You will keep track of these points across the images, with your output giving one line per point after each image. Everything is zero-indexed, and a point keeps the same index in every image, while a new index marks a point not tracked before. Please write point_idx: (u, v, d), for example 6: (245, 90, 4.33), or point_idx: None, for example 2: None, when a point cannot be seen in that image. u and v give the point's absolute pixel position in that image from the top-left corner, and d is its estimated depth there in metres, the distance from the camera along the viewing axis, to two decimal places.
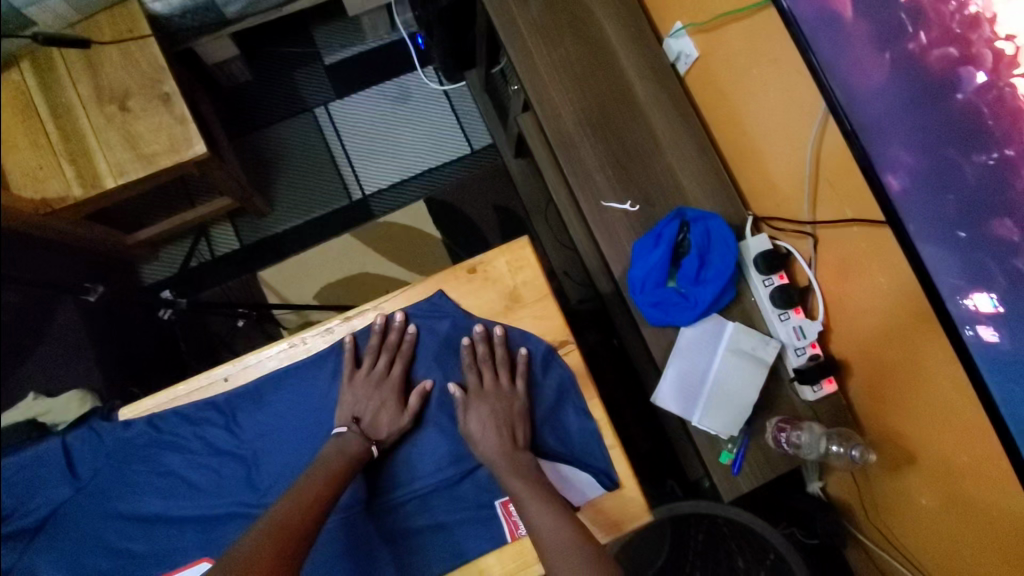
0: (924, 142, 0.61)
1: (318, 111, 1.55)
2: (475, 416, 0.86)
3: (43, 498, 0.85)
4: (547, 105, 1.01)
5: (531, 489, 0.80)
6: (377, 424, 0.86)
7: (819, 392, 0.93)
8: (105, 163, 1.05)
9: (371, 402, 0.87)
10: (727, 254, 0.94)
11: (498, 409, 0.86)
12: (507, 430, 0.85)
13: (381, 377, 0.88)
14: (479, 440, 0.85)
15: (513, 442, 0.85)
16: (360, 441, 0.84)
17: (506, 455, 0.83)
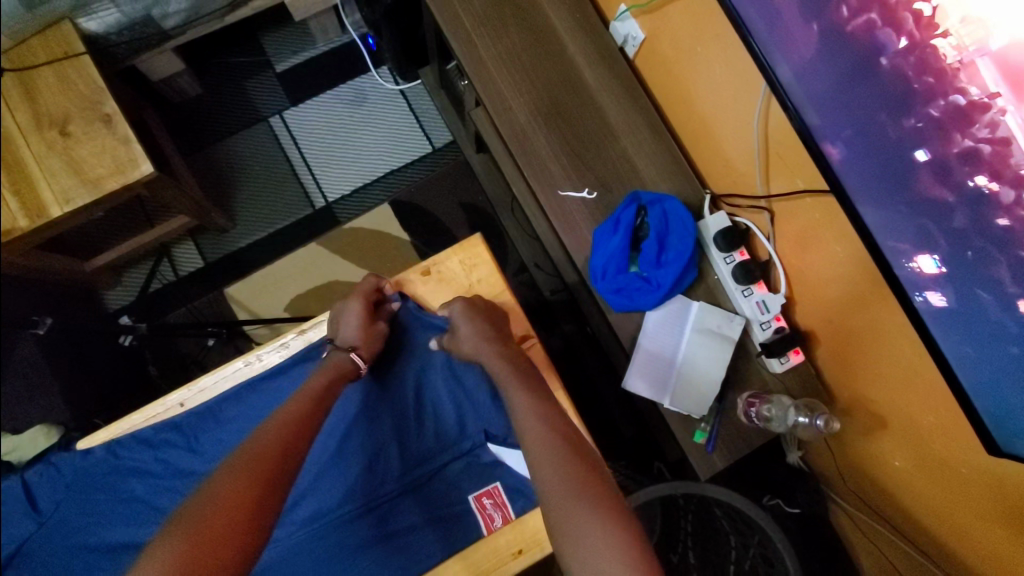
0: (856, 109, 0.62)
1: (273, 120, 1.52)
2: (458, 320, 0.85)
3: (9, 533, 0.84)
4: (496, 97, 1.00)
5: (518, 381, 0.79)
6: (351, 332, 0.86)
7: (786, 364, 0.94)
8: (50, 191, 1.02)
9: (345, 314, 0.87)
10: (686, 234, 0.93)
11: (477, 306, 0.87)
12: (496, 330, 0.86)
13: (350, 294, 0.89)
14: (463, 336, 0.85)
15: (501, 335, 0.85)
16: (340, 352, 0.84)
17: (494, 350, 0.83)
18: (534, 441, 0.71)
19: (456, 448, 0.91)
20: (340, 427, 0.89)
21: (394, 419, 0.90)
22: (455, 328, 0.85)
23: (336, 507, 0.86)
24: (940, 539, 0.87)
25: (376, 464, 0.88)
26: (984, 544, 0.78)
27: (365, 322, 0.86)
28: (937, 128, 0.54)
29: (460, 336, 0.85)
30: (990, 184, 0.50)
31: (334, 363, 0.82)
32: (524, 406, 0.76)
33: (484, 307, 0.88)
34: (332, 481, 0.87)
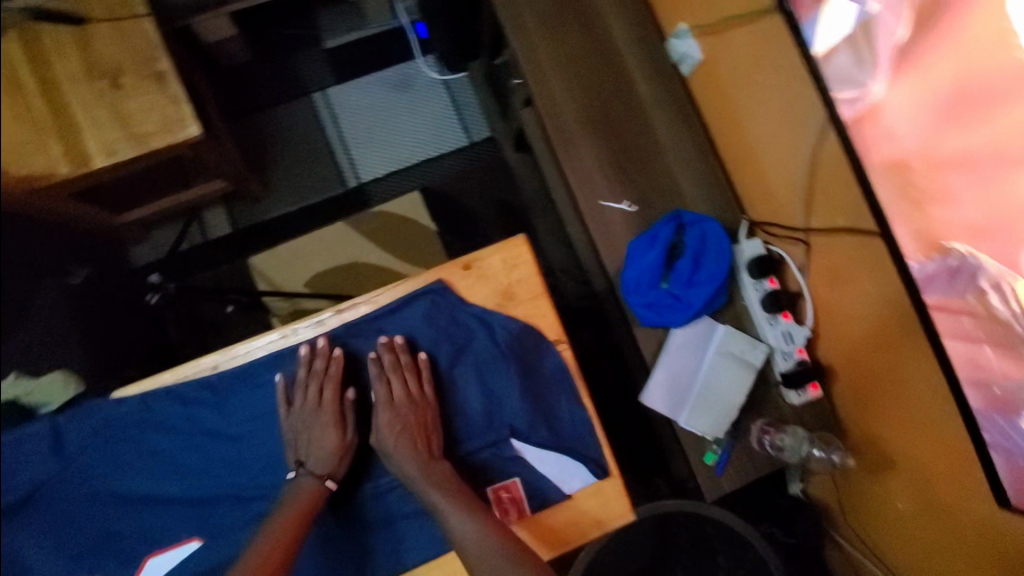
0: (997, 135, 0.52)
1: (316, 96, 1.53)
2: (385, 430, 0.69)
3: (22, 477, 0.70)
4: (548, 100, 1.01)
5: (451, 494, 0.67)
6: (324, 454, 0.71)
7: (804, 396, 0.94)
8: (94, 141, 1.03)
9: (315, 436, 0.71)
10: (721, 257, 0.94)
11: (407, 416, 0.70)
12: (421, 444, 0.69)
13: (317, 402, 0.72)
14: (395, 454, 0.69)
15: (430, 449, 0.70)
16: (314, 481, 0.70)
17: (420, 466, 0.68)
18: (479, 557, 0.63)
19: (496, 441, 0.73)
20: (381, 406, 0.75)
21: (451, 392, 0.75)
22: (387, 449, 0.69)
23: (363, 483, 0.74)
24: None
25: None
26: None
27: (336, 442, 0.72)
28: None
29: (390, 454, 0.69)
30: None
31: (311, 499, 0.69)
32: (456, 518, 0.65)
33: (407, 404, 0.70)
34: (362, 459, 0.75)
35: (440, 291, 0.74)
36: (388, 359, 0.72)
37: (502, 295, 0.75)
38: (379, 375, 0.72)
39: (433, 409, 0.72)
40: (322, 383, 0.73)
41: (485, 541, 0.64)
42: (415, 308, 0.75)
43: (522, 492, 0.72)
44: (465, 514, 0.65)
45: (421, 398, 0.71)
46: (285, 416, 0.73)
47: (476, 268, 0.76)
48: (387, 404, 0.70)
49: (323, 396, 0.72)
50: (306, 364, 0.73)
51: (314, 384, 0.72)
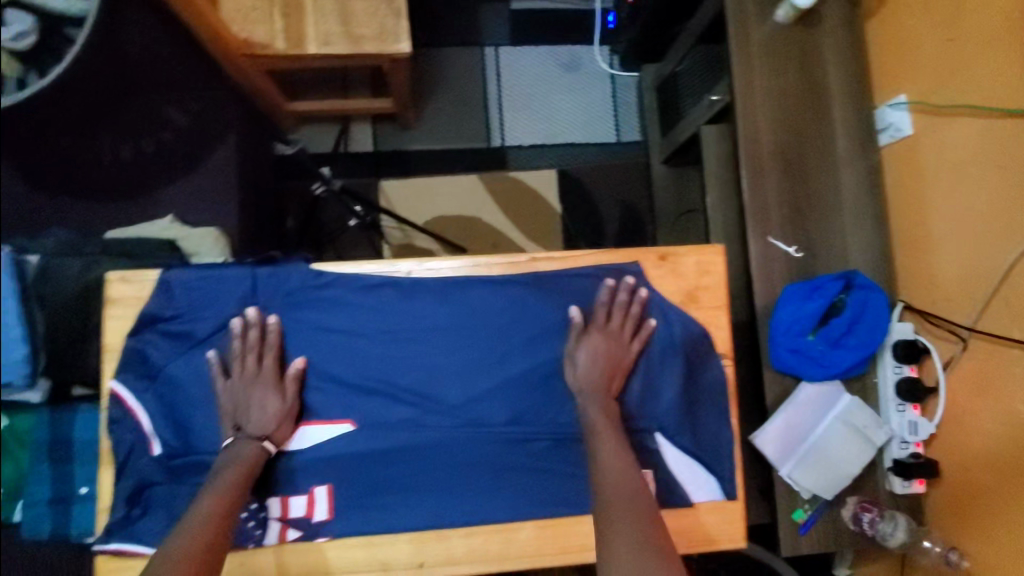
0: None
1: (487, 50, 1.56)
2: (585, 350, 0.71)
3: (214, 312, 0.70)
4: (749, 126, 1.01)
5: (612, 431, 0.68)
6: (264, 418, 0.67)
7: (908, 488, 0.94)
8: (314, 28, 1.06)
9: (254, 402, 0.67)
10: (876, 330, 0.93)
11: (612, 351, 0.71)
12: (608, 378, 0.71)
13: (254, 370, 0.68)
14: (582, 370, 0.71)
15: (614, 387, 0.71)
16: (253, 445, 0.65)
17: (597, 395, 0.70)
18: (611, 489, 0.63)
19: (635, 423, 0.74)
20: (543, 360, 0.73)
21: None
22: (577, 364, 0.71)
23: (503, 423, 0.72)
24: None
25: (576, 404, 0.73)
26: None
27: (278, 407, 0.68)
28: None
29: (578, 369, 0.71)
30: None
31: (251, 464, 0.65)
32: (608, 447, 0.66)
33: (615, 340, 0.72)
34: (514, 400, 0.73)
35: (633, 273, 0.76)
36: (618, 296, 0.74)
37: (686, 296, 0.77)
38: (603, 305, 0.74)
39: (630, 358, 0.73)
40: (259, 353, 0.69)
41: (623, 477, 0.64)
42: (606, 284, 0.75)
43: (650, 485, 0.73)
44: (619, 448, 0.66)
45: (625, 342, 0.73)
46: (219, 385, 0.68)
47: (671, 262, 0.77)
48: (598, 330, 0.72)
49: (262, 365, 0.68)
50: (241, 335, 0.69)
51: (249, 353, 0.68)
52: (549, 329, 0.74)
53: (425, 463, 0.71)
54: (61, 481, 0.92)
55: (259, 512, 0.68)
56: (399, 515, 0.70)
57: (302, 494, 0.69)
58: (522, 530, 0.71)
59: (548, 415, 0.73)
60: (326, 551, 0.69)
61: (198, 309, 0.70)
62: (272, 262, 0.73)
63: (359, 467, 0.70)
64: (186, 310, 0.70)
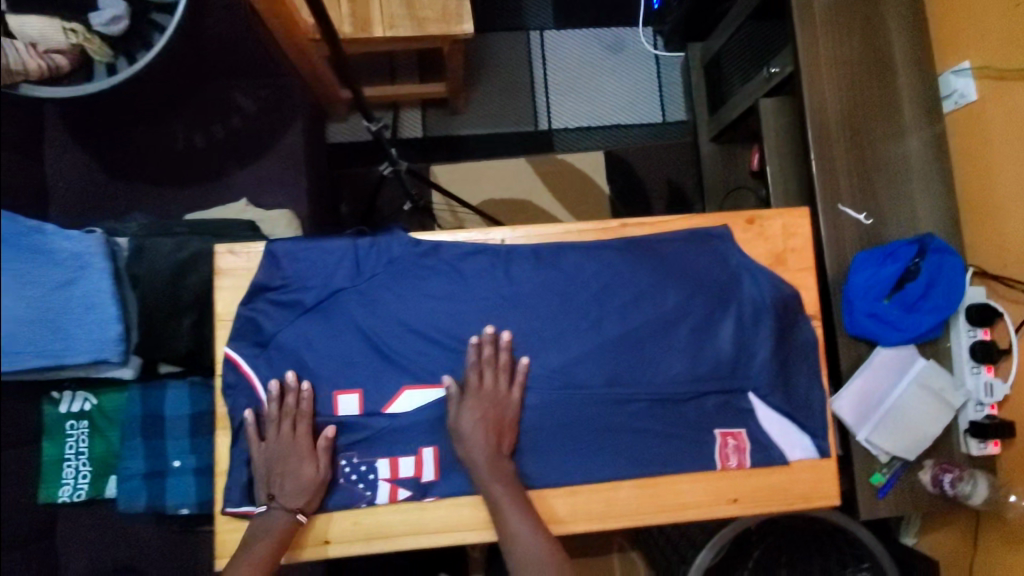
0: None
1: (532, 33, 1.57)
2: (465, 417, 0.69)
3: (321, 280, 0.72)
4: (816, 95, 1.02)
5: (513, 497, 0.68)
6: (297, 490, 0.67)
7: (984, 449, 0.95)
8: (379, 12, 1.07)
9: (288, 471, 0.67)
10: (952, 293, 0.93)
11: (491, 414, 0.70)
12: (495, 437, 0.70)
13: (290, 438, 0.68)
14: (467, 440, 0.69)
15: (501, 446, 0.70)
16: (287, 516, 0.67)
17: (490, 459, 0.69)
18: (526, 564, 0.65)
19: (728, 381, 0.75)
20: (636, 321, 0.75)
21: (709, 326, 0.76)
22: (462, 433, 0.69)
23: (600, 383, 0.74)
24: None
25: (671, 364, 0.75)
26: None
27: (312, 476, 0.68)
28: None
29: (465, 440, 0.69)
30: None
31: (282, 537, 0.66)
32: (513, 521, 0.67)
33: (492, 399, 0.70)
34: (610, 362, 0.74)
35: (722, 236, 0.77)
36: (483, 352, 0.71)
37: (775, 258, 0.78)
38: (472, 365, 0.71)
39: (513, 410, 0.71)
40: (294, 419, 0.69)
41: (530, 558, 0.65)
42: (697, 248, 0.77)
43: (746, 442, 0.75)
44: (524, 518, 0.67)
45: (504, 396, 0.71)
46: (255, 448, 0.68)
47: (758, 226, 0.78)
48: (475, 395, 0.70)
49: (297, 434, 0.68)
50: (276, 400, 0.68)
51: (284, 421, 0.68)
52: (642, 291, 0.76)
53: (525, 422, 0.73)
54: (155, 456, 0.95)
55: (368, 472, 0.70)
56: None
57: (411, 455, 0.70)
58: (622, 489, 0.73)
59: (644, 375, 0.75)
60: (435, 509, 0.71)
61: (305, 278, 0.72)
62: (371, 233, 0.75)
63: None
64: (296, 278, 0.71)
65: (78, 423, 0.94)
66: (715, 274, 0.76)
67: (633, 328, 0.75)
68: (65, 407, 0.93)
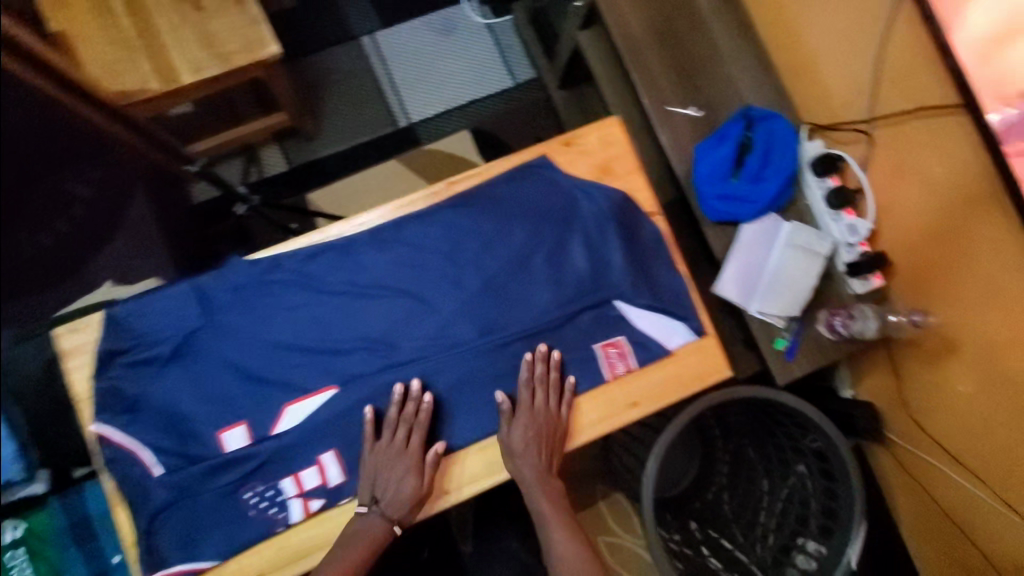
0: None
1: (363, 40, 1.58)
2: (517, 432, 0.73)
3: (172, 328, 0.71)
4: (615, 14, 1.06)
5: (557, 511, 0.72)
6: (403, 499, 0.69)
7: (868, 284, 0.99)
8: (182, 59, 1.08)
9: (393, 480, 0.70)
10: (788, 154, 0.99)
11: (541, 429, 0.73)
12: (544, 454, 0.73)
13: (404, 448, 0.70)
14: (519, 455, 0.73)
15: (549, 467, 0.74)
16: (384, 522, 0.69)
17: (540, 474, 0.73)
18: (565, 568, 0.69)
19: (590, 297, 0.78)
20: (488, 271, 0.77)
21: (558, 252, 0.78)
22: (515, 449, 0.72)
23: (471, 336, 0.76)
24: (985, 459, 0.95)
25: (535, 297, 0.77)
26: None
27: (413, 487, 0.70)
28: None
29: (518, 456, 0.72)
30: None
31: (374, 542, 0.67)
32: (553, 529, 0.71)
33: (545, 416, 0.73)
34: (480, 313, 0.76)
35: (543, 165, 0.80)
36: (537, 370, 0.75)
37: (601, 170, 0.81)
38: (525, 383, 0.74)
39: (562, 426, 0.75)
40: (409, 429, 0.72)
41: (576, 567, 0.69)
42: (525, 182, 0.79)
43: (627, 347, 0.78)
44: (566, 530, 0.71)
45: (554, 412, 0.75)
46: (367, 454, 0.71)
47: (576, 145, 0.81)
48: (526, 413, 0.73)
49: (409, 443, 0.71)
50: (399, 407, 0.72)
51: (404, 431, 0.71)
52: (488, 241, 0.77)
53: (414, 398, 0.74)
54: (93, 559, 0.93)
55: (276, 496, 0.70)
56: None
57: (312, 465, 0.71)
58: None
59: (515, 316, 0.76)
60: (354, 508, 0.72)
61: (155, 332, 0.71)
62: (209, 268, 0.74)
63: (355, 425, 0.72)
64: (146, 335, 0.71)
65: (16, 552, 0.89)
66: (548, 201, 0.79)
67: (488, 278, 0.77)
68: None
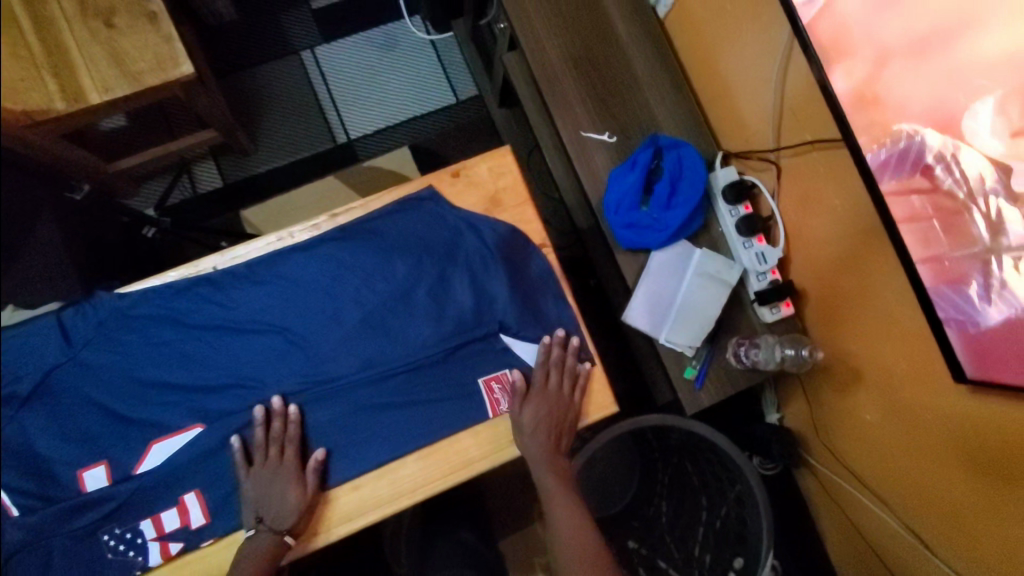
0: (936, 94, 0.61)
1: (304, 54, 1.56)
2: (528, 413, 0.73)
3: (29, 365, 0.69)
4: (532, 38, 1.05)
5: (564, 493, 0.74)
6: (287, 511, 0.68)
7: (777, 313, 0.99)
8: (90, 79, 1.05)
9: (275, 496, 0.68)
10: (698, 182, 0.99)
11: (556, 414, 0.74)
12: (555, 437, 0.74)
13: (277, 461, 0.70)
14: (528, 433, 0.73)
15: (559, 447, 0.75)
16: (274, 537, 0.67)
17: (546, 455, 0.73)
18: (570, 548, 0.70)
19: (471, 331, 0.76)
20: (365, 305, 0.76)
21: (441, 286, 0.77)
22: (524, 428, 0.73)
23: (346, 372, 0.74)
24: (889, 489, 0.95)
25: (413, 332, 0.76)
26: (948, 535, 0.85)
27: (298, 498, 0.69)
28: (965, 141, 0.59)
29: (526, 433, 0.73)
30: (964, 190, 0.61)
31: (268, 560, 0.66)
32: (560, 508, 0.73)
33: (557, 399, 0.75)
34: (359, 348, 0.75)
35: (429, 197, 0.78)
36: (553, 353, 0.76)
37: (490, 201, 0.80)
38: (541, 364, 0.76)
39: (574, 411, 0.76)
40: (282, 444, 0.71)
41: (582, 543, 0.71)
42: (408, 215, 0.78)
43: (509, 382, 0.77)
44: (573, 512, 0.73)
45: (567, 397, 0.76)
46: (244, 475, 0.70)
47: (466, 175, 0.80)
48: (538, 394, 0.74)
49: (284, 458, 0.70)
50: (263, 425, 0.71)
51: (273, 446, 0.70)
52: (367, 275, 0.76)
53: None
54: None
55: (136, 538, 0.68)
56: None
57: (173, 506, 0.69)
58: (405, 467, 0.74)
59: (393, 351, 0.75)
60: (220, 549, 0.69)
61: (11, 369, 0.69)
62: (76, 302, 0.73)
63: (222, 463, 0.71)
64: None
65: None
66: (432, 234, 0.78)
67: (366, 312, 0.76)
68: None
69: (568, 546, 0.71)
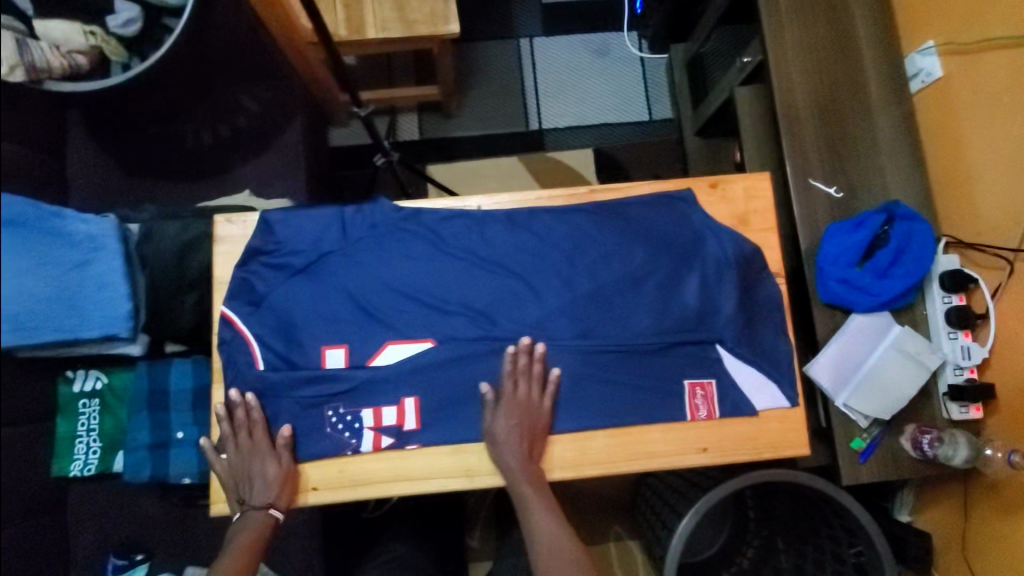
0: None
1: (522, 41, 1.65)
2: (500, 422, 0.73)
3: (312, 243, 0.77)
4: (785, 79, 1.07)
5: (541, 498, 0.72)
6: (266, 488, 0.73)
7: (965, 414, 0.96)
8: (373, 16, 1.16)
9: (254, 475, 0.73)
10: (922, 259, 0.97)
11: (525, 423, 0.74)
12: (527, 442, 0.74)
13: (248, 444, 0.74)
14: (501, 442, 0.74)
15: (530, 451, 0.74)
16: (260, 513, 0.73)
17: (520, 462, 0.74)
18: (548, 559, 0.68)
19: (692, 333, 0.78)
20: (598, 279, 0.79)
21: (675, 283, 0.80)
22: (497, 437, 0.73)
23: (567, 332, 0.78)
24: None
25: (637, 317, 0.78)
26: None
27: (277, 472, 0.74)
28: None
29: (499, 442, 0.73)
30: None
31: (260, 532, 0.73)
32: (537, 512, 0.72)
33: (525, 405, 0.74)
34: (583, 316, 0.78)
35: (685, 199, 0.83)
36: (520, 361, 0.75)
37: (738, 220, 0.84)
38: (507, 374, 0.74)
39: (544, 417, 0.75)
40: (248, 428, 0.74)
41: (564, 551, 0.69)
42: (661, 209, 0.82)
43: (714, 392, 0.78)
44: (551, 518, 0.71)
45: (537, 405, 0.75)
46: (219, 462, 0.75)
47: (722, 189, 0.85)
48: (508, 401, 0.74)
49: (254, 440, 0.74)
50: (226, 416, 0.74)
51: (237, 435, 0.74)
52: (608, 252, 0.80)
53: (498, 377, 0.77)
54: (159, 428, 0.99)
55: (354, 422, 0.75)
56: (475, 426, 0.76)
57: (394, 405, 0.75)
58: (595, 439, 0.78)
59: (615, 328, 0.78)
60: (415, 457, 0.77)
61: (296, 242, 0.77)
62: (358, 204, 0.81)
63: (439, 379, 0.76)
64: (288, 243, 0.77)
65: (91, 401, 1.00)
66: (677, 232, 0.81)
67: (596, 284, 0.79)
68: (79, 386, 0.99)
69: (542, 555, 0.69)
